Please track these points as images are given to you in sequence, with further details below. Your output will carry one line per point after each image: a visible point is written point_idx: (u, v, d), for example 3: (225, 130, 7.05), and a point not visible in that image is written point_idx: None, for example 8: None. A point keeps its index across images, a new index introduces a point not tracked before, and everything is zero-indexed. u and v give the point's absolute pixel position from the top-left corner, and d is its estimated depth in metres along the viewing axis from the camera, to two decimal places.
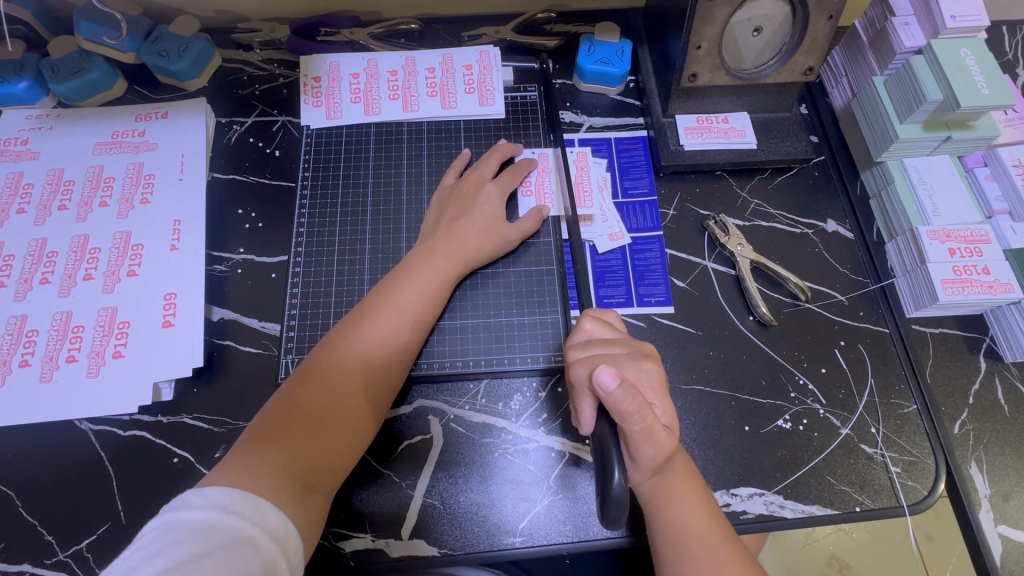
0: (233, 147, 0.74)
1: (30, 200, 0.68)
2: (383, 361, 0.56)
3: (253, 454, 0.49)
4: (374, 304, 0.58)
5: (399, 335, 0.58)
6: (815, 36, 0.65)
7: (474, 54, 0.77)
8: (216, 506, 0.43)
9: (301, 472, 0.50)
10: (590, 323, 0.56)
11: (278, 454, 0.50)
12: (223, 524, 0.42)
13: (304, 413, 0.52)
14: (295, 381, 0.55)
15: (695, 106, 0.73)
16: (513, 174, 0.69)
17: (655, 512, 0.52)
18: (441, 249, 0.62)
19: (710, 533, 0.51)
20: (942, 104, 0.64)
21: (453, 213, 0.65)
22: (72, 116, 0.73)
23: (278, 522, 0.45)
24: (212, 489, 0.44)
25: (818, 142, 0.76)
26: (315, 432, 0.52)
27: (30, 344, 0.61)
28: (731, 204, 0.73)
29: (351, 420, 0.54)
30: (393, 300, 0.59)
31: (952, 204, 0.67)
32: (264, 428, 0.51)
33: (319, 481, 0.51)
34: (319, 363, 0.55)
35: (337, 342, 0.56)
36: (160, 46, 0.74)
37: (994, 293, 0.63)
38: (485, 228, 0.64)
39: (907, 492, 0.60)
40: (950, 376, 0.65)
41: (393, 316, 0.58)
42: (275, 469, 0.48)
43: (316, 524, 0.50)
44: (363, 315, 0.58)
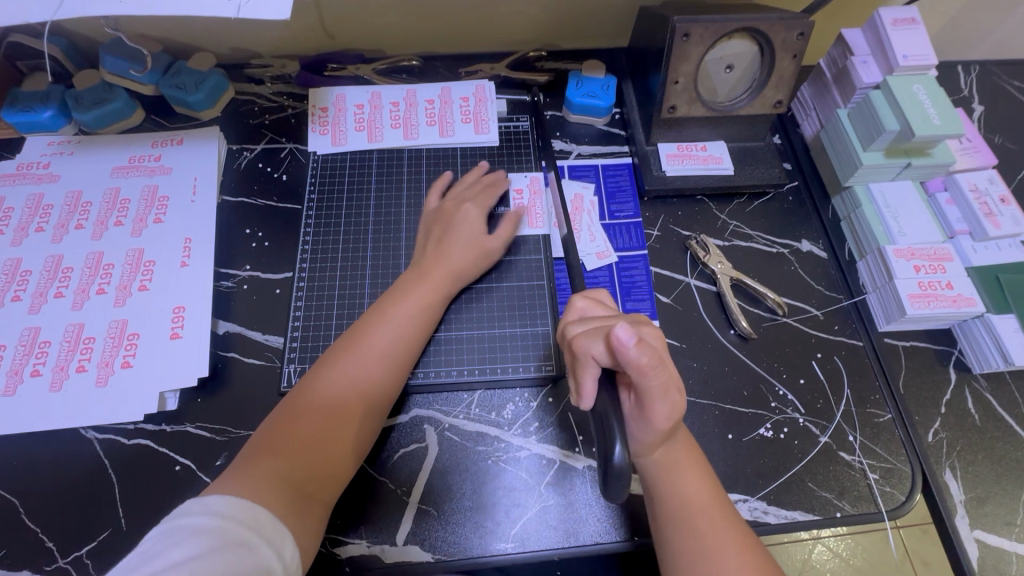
0: (243, 172, 0.79)
1: (49, 219, 0.72)
2: (381, 375, 0.59)
3: (253, 467, 0.51)
4: (371, 322, 0.62)
5: (395, 351, 0.61)
6: (781, 73, 0.71)
7: (471, 88, 0.83)
8: (214, 513, 0.45)
9: (299, 482, 0.51)
10: (583, 302, 0.58)
11: (277, 466, 0.51)
12: (221, 529, 0.44)
13: (305, 426, 0.55)
14: (293, 397, 0.57)
15: (675, 135, 0.79)
16: (491, 195, 0.73)
17: (659, 486, 0.53)
18: (435, 269, 0.66)
19: (712, 508, 0.52)
20: (899, 133, 0.70)
21: (438, 235, 0.69)
22: (92, 143, 0.78)
23: (276, 531, 0.47)
24: (211, 497, 0.47)
25: (791, 170, 0.82)
26: (314, 444, 0.54)
27: (41, 355, 0.63)
28: (712, 225, 0.77)
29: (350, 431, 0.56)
30: (389, 317, 0.62)
31: (916, 224, 0.72)
32: (265, 442, 0.53)
33: (317, 490, 0.53)
34: (318, 379, 0.58)
35: (337, 358, 0.59)
36: (179, 80, 0.79)
37: (958, 307, 0.67)
38: (471, 244, 0.68)
39: (886, 498, 0.62)
40: (921, 387, 0.68)
41: (390, 332, 0.61)
42: (274, 479, 0.50)
43: (316, 532, 0.51)
44: (361, 332, 0.61)
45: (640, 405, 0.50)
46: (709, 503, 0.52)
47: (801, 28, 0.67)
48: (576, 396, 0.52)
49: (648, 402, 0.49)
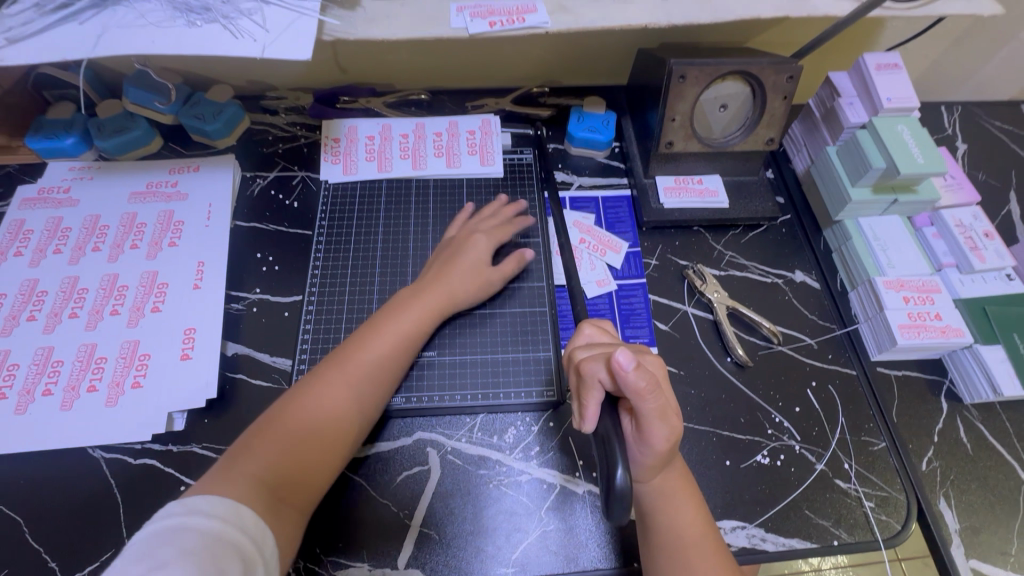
0: (255, 198, 0.82)
1: (67, 241, 0.74)
2: (371, 388, 0.60)
3: (235, 467, 0.52)
4: (364, 335, 0.63)
5: (383, 364, 0.62)
6: (772, 112, 0.75)
7: (477, 122, 0.86)
8: (198, 512, 0.46)
9: (275, 485, 0.52)
10: (589, 329, 0.60)
11: (262, 467, 0.52)
12: (208, 526, 0.46)
13: (287, 431, 0.55)
14: (282, 402, 0.58)
15: (673, 169, 0.82)
16: (507, 230, 0.76)
17: (653, 516, 0.54)
18: (434, 290, 0.68)
19: (705, 544, 0.52)
20: (885, 170, 0.73)
21: (450, 259, 0.71)
22: (112, 169, 0.81)
23: (260, 532, 0.49)
24: (193, 500, 0.48)
25: (784, 203, 0.85)
26: (292, 448, 0.54)
27: (53, 374, 0.65)
28: (708, 255, 0.80)
29: (332, 438, 0.57)
30: (386, 332, 0.63)
31: (905, 256, 0.75)
32: (254, 441, 0.54)
33: (291, 495, 0.53)
34: (312, 386, 0.59)
35: (332, 366, 0.60)
36: (197, 111, 0.83)
37: (946, 337, 0.69)
38: (472, 272, 0.70)
39: (882, 527, 0.63)
40: (914, 416, 0.70)
41: (383, 347, 0.62)
42: (251, 482, 0.51)
43: (288, 540, 0.52)
44: (359, 344, 0.62)
45: (639, 429, 0.51)
46: (703, 538, 0.53)
47: (790, 71, 0.71)
48: (579, 418, 0.54)
49: (647, 426, 0.50)
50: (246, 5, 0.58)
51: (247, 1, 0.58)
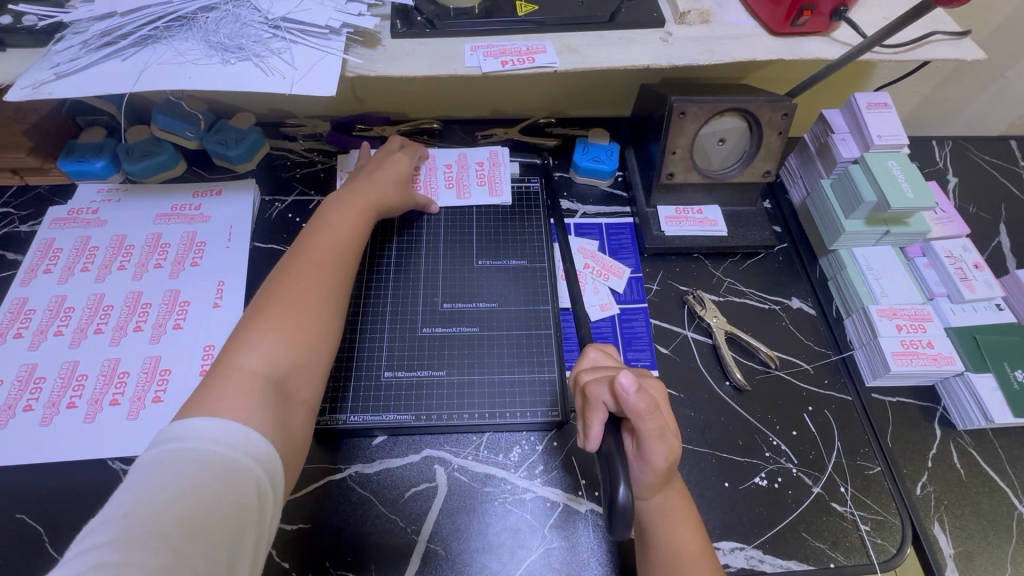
0: (274, 221, 0.85)
1: (94, 260, 0.77)
2: (330, 253, 0.64)
3: (226, 378, 0.50)
4: (309, 235, 0.66)
5: (342, 253, 0.65)
6: (768, 147, 0.79)
7: (485, 153, 0.91)
8: (203, 438, 0.44)
9: (276, 374, 0.53)
10: (594, 352, 0.63)
11: (255, 361, 0.52)
12: (214, 455, 0.44)
13: (265, 322, 0.55)
14: (252, 313, 0.57)
15: (673, 198, 0.86)
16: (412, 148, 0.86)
17: (654, 537, 0.55)
18: (365, 194, 0.74)
19: (704, 561, 0.54)
20: (877, 204, 0.76)
21: (371, 173, 0.77)
22: (138, 192, 0.85)
23: (269, 448, 0.47)
24: (194, 420, 0.46)
25: (781, 232, 0.88)
26: (285, 340, 0.55)
27: (78, 387, 0.67)
28: (707, 282, 0.83)
29: (314, 316, 0.58)
30: (329, 225, 0.68)
31: (897, 285, 0.78)
32: (232, 344, 0.54)
33: (293, 384, 0.54)
34: (271, 286, 0.59)
35: (284, 265, 0.62)
36: (221, 137, 0.87)
37: (938, 364, 0.71)
38: (396, 180, 0.78)
39: (878, 550, 0.64)
40: (908, 441, 0.72)
41: (330, 235, 0.66)
42: (252, 377, 0.51)
43: (299, 432, 0.52)
44: (302, 242, 0.65)
45: (639, 447, 0.53)
46: (701, 555, 0.54)
47: (784, 109, 0.75)
48: (583, 437, 0.56)
49: (646, 445, 0.52)
50: (277, 44, 0.63)
51: (277, 40, 0.63)
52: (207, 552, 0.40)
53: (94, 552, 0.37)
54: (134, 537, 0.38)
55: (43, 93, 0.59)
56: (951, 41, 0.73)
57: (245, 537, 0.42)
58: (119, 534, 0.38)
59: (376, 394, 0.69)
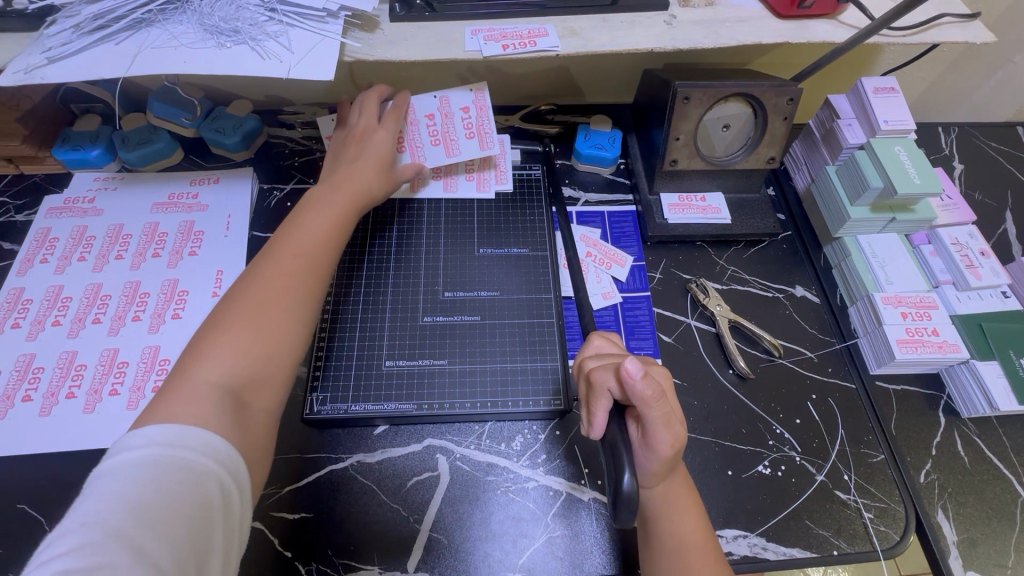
0: (272, 210, 0.84)
1: (91, 249, 0.76)
2: (303, 258, 0.59)
3: (181, 391, 0.47)
4: (284, 235, 0.61)
5: (316, 257, 0.60)
6: (773, 132, 0.78)
7: (470, 97, 0.82)
8: (162, 445, 0.43)
9: (232, 385, 0.50)
10: (597, 340, 0.62)
11: (208, 377, 0.49)
12: (174, 460, 0.42)
13: (221, 334, 0.52)
14: (212, 319, 0.54)
15: (676, 186, 0.85)
16: (397, 113, 0.75)
17: (655, 527, 0.55)
18: (346, 186, 0.67)
19: (706, 550, 0.53)
20: (883, 190, 0.75)
21: (353, 156, 0.70)
22: (135, 181, 0.83)
23: (230, 452, 0.46)
24: (150, 429, 0.44)
25: (785, 220, 0.87)
26: (244, 350, 0.51)
27: (77, 377, 0.67)
28: (711, 270, 0.82)
29: (277, 329, 0.54)
30: (304, 226, 0.62)
31: (903, 273, 0.77)
32: (188, 356, 0.50)
33: (252, 395, 0.50)
34: (235, 293, 0.55)
35: (252, 271, 0.57)
36: (218, 124, 0.86)
37: (944, 352, 0.71)
38: (377, 165, 0.70)
39: (881, 537, 0.64)
40: (913, 429, 0.71)
41: (304, 236, 0.61)
42: (208, 389, 0.48)
43: (260, 443, 0.50)
44: (276, 242, 0.60)
45: (644, 434, 0.53)
46: (704, 544, 0.54)
47: (790, 94, 0.74)
48: (586, 424, 0.56)
49: (651, 433, 0.52)
50: (273, 28, 0.61)
51: (273, 24, 0.62)
52: (174, 555, 0.39)
53: (58, 561, 0.36)
54: (96, 544, 0.37)
55: (36, 77, 0.58)
56: (960, 24, 0.71)
57: (213, 539, 0.41)
58: (83, 541, 0.37)
59: (376, 381, 0.69)
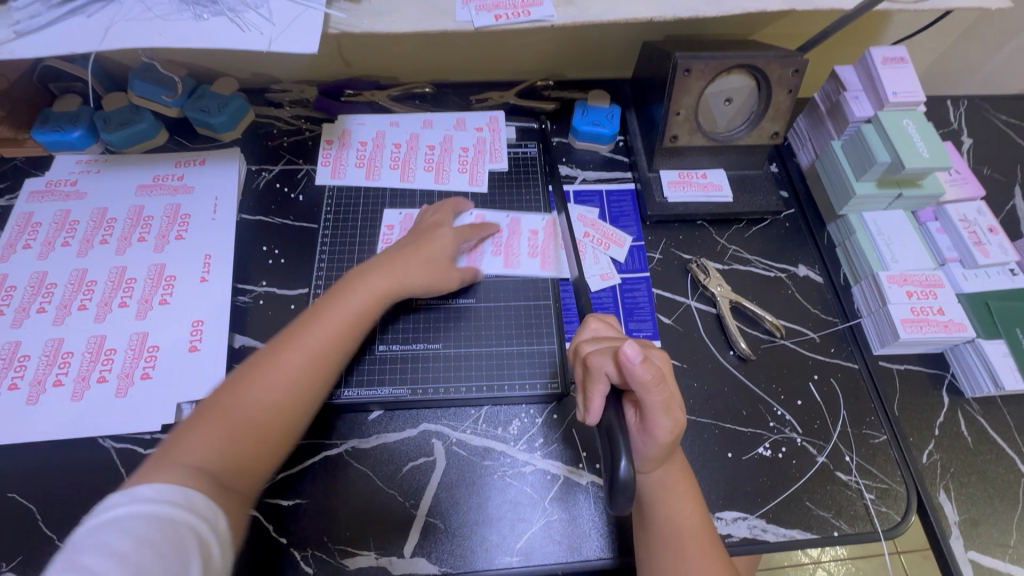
0: (261, 192, 0.82)
1: (75, 234, 0.74)
2: (328, 348, 0.58)
3: (173, 457, 0.48)
4: (313, 313, 0.60)
5: (338, 347, 0.59)
6: (778, 106, 0.75)
7: (484, 120, 0.87)
8: (144, 499, 0.42)
9: (216, 471, 0.48)
10: (594, 323, 0.61)
11: (199, 455, 0.48)
12: (159, 513, 0.42)
13: (231, 413, 0.52)
14: (229, 385, 0.54)
15: (677, 163, 0.82)
16: (474, 229, 0.75)
17: (651, 511, 0.54)
18: (384, 270, 0.65)
19: (701, 535, 0.53)
20: (890, 165, 0.73)
21: (405, 246, 0.69)
22: (118, 163, 0.81)
23: (209, 505, 0.45)
24: (138, 488, 0.43)
25: (788, 197, 0.85)
26: (238, 438, 0.51)
27: (64, 365, 0.65)
28: (711, 249, 0.80)
29: (279, 413, 0.53)
30: (335, 307, 0.61)
31: (908, 251, 0.75)
32: (190, 428, 0.51)
33: (235, 482, 0.49)
34: (256, 366, 0.55)
35: (286, 340, 0.57)
36: (203, 103, 0.83)
37: (949, 331, 0.69)
38: (432, 261, 0.68)
39: (882, 518, 0.64)
40: (916, 409, 0.70)
41: (336, 325, 0.59)
42: (191, 470, 0.47)
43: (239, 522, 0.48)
44: (310, 318, 0.59)
45: (642, 419, 0.51)
46: (700, 529, 0.53)
47: (795, 65, 0.71)
48: (583, 410, 0.54)
49: (650, 418, 0.50)
50: None
51: None
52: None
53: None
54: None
55: (3, 53, 0.55)
56: None
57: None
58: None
59: (370, 367, 0.68)
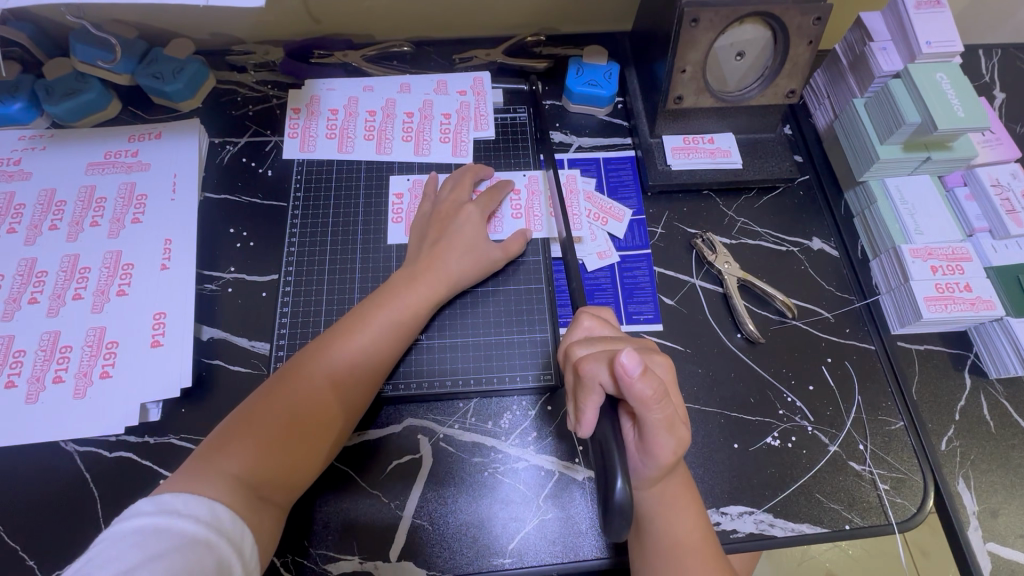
0: (226, 167, 0.75)
1: (21, 219, 0.68)
2: (369, 360, 0.57)
3: (214, 461, 0.48)
4: (353, 319, 0.59)
5: (376, 360, 0.57)
6: (796, 60, 0.67)
7: (468, 81, 0.79)
8: (171, 512, 0.42)
9: (256, 482, 0.48)
10: (588, 320, 0.55)
11: (236, 466, 0.48)
12: (178, 529, 0.41)
13: (274, 418, 0.52)
14: (272, 388, 0.54)
15: (681, 127, 0.75)
16: (492, 194, 0.69)
17: (652, 522, 0.50)
18: (424, 274, 0.62)
19: (705, 549, 0.50)
20: (920, 126, 0.66)
21: (435, 237, 0.65)
22: (66, 137, 0.73)
23: (235, 523, 0.45)
24: (167, 496, 0.43)
25: (802, 162, 0.78)
26: (280, 446, 0.51)
27: (16, 365, 0.60)
28: (718, 222, 0.74)
29: (318, 425, 0.53)
30: (375, 315, 0.59)
31: (934, 221, 0.69)
32: (230, 433, 0.50)
33: (277, 494, 0.50)
34: (298, 372, 0.55)
35: (330, 345, 0.56)
36: (154, 69, 0.75)
37: (976, 310, 0.64)
38: (468, 253, 0.64)
39: (896, 510, 0.60)
40: (937, 393, 0.66)
41: (377, 333, 0.58)
42: (230, 479, 0.47)
43: (268, 534, 0.48)
44: (353, 323, 0.58)
45: (641, 438, 0.47)
46: (703, 543, 0.50)
47: (817, 12, 0.63)
48: (575, 421, 0.50)
49: (650, 437, 0.46)
50: None
51: None
52: None
53: None
54: None
55: None
56: None
57: None
58: None
59: None
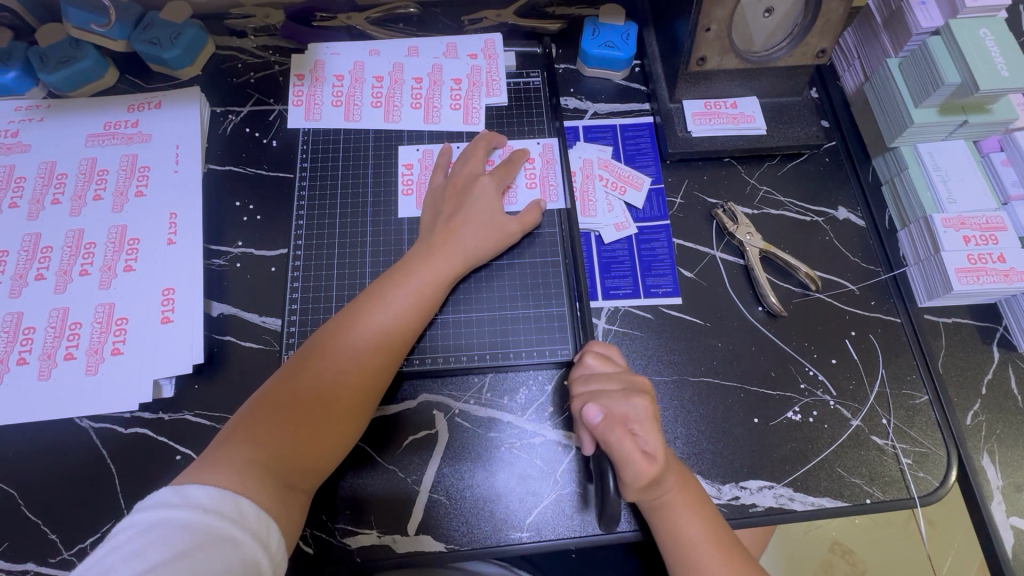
0: (229, 138, 0.72)
1: (23, 193, 0.66)
2: (386, 341, 0.55)
3: (235, 450, 0.48)
4: (368, 301, 0.57)
5: (394, 341, 0.56)
6: (828, 16, 0.63)
7: (479, 44, 0.75)
8: (193, 505, 0.41)
9: (279, 469, 0.48)
10: (591, 359, 0.56)
11: (257, 453, 0.48)
12: (201, 525, 0.40)
13: (293, 406, 0.51)
14: (289, 374, 0.53)
15: (702, 91, 0.71)
16: (507, 167, 0.66)
17: (653, 520, 0.53)
18: (439, 250, 0.60)
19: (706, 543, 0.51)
20: (959, 87, 0.62)
21: (449, 212, 0.63)
22: (63, 107, 0.71)
23: (259, 518, 0.44)
24: (191, 487, 0.43)
25: (830, 128, 0.73)
26: (302, 433, 0.50)
27: (27, 342, 0.60)
28: (740, 191, 0.71)
29: (340, 410, 0.52)
30: (390, 296, 0.57)
31: (967, 190, 0.66)
32: (250, 422, 0.50)
33: (302, 480, 0.50)
34: (315, 357, 0.54)
35: (346, 328, 0.55)
36: (152, 34, 0.72)
37: (1009, 282, 0.62)
38: (485, 226, 0.62)
39: (919, 484, 0.59)
40: (964, 367, 0.64)
41: (393, 313, 0.56)
42: (251, 466, 0.47)
43: (293, 520, 0.48)
44: (368, 305, 0.56)
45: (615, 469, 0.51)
46: (704, 538, 0.51)
47: None
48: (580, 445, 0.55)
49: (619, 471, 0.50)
50: None
51: None
52: None
53: None
54: None
55: None
56: None
57: None
58: None
59: None
